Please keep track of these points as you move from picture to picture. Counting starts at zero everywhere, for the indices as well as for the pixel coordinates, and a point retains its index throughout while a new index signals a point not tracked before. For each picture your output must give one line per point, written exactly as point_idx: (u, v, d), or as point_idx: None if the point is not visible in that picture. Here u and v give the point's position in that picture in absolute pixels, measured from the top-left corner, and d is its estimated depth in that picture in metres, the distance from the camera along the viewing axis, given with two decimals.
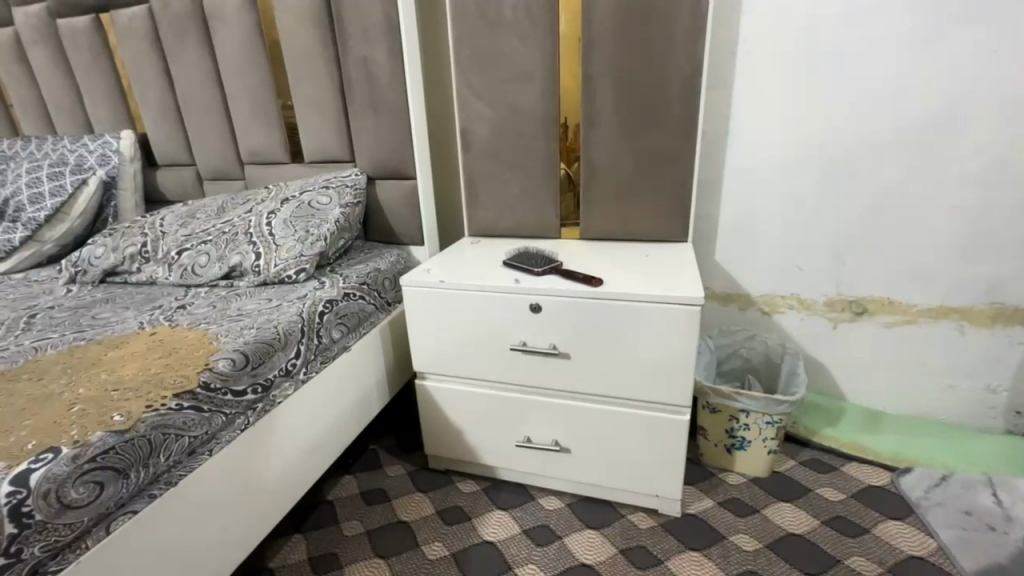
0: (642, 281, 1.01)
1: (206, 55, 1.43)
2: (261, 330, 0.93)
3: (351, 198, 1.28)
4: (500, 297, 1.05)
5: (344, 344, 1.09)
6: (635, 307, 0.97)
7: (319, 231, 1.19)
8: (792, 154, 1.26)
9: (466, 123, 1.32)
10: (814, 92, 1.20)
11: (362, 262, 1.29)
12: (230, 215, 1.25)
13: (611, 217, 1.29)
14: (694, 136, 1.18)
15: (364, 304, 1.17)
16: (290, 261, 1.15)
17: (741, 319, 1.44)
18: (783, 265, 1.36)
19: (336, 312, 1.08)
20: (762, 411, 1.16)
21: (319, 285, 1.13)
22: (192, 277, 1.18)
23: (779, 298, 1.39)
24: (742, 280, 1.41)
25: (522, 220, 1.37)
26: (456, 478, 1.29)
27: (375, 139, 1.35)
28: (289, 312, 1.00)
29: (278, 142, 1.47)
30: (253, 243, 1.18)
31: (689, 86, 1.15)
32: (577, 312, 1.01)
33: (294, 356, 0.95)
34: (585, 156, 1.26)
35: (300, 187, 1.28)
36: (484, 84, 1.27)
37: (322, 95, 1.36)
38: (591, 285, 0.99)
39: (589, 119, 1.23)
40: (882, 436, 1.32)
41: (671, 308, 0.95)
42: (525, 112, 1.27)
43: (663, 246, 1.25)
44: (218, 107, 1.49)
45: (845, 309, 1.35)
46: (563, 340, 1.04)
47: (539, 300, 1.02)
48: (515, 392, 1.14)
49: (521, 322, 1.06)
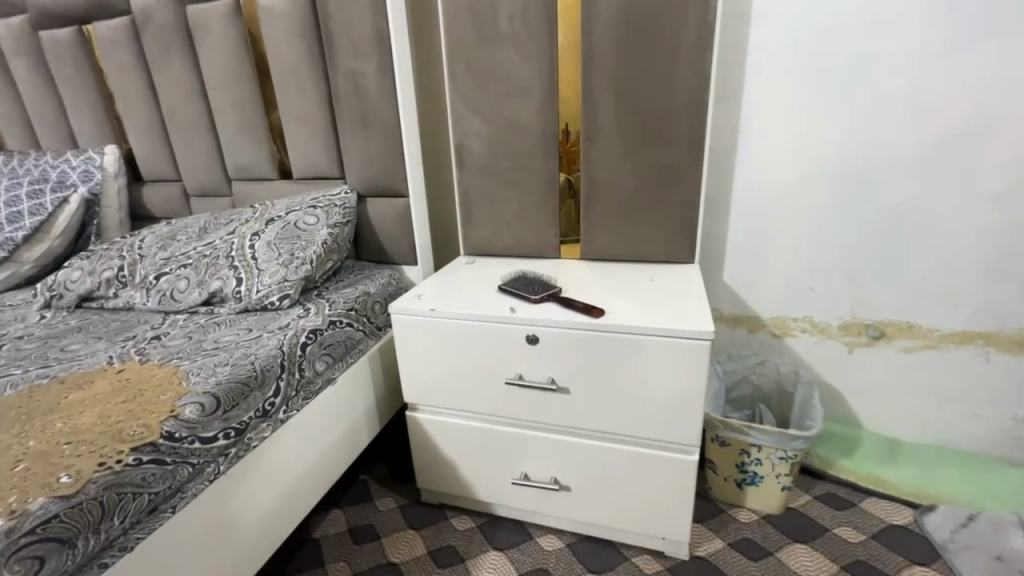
0: (647, 310, 0.94)
1: (190, 68, 1.38)
2: (236, 367, 0.86)
3: (340, 218, 1.24)
4: (494, 327, 0.98)
5: (328, 377, 1.03)
6: (640, 341, 0.89)
7: (306, 255, 1.14)
8: (806, 170, 1.19)
9: (460, 138, 1.26)
10: (831, 106, 1.13)
11: (351, 284, 1.24)
12: (211, 237, 1.19)
13: (613, 237, 1.22)
14: (700, 153, 1.11)
15: (352, 332, 1.11)
16: (273, 286, 1.09)
17: (751, 343, 1.36)
18: (794, 286, 1.28)
19: (320, 342, 1.02)
20: (776, 446, 1.08)
21: (303, 312, 1.07)
22: (170, 303, 1.12)
23: (790, 321, 1.31)
24: (753, 302, 1.33)
25: (520, 240, 1.30)
26: (450, 513, 1.22)
27: (365, 155, 1.29)
28: (269, 345, 0.93)
29: (264, 157, 1.41)
30: (233, 267, 1.12)
31: (697, 100, 1.08)
32: (577, 345, 0.94)
33: (275, 395, 0.90)
34: (585, 174, 1.19)
35: (286, 207, 1.23)
36: (479, 97, 1.21)
37: (309, 110, 1.30)
38: (592, 315, 0.92)
39: (590, 135, 1.16)
40: (902, 468, 1.24)
41: (678, 343, 0.87)
42: (523, 127, 1.21)
43: (669, 269, 1.18)
44: (203, 120, 1.43)
45: (862, 333, 1.27)
46: (562, 375, 0.97)
47: (536, 331, 0.95)
48: (511, 426, 1.07)
49: (517, 353, 0.99)
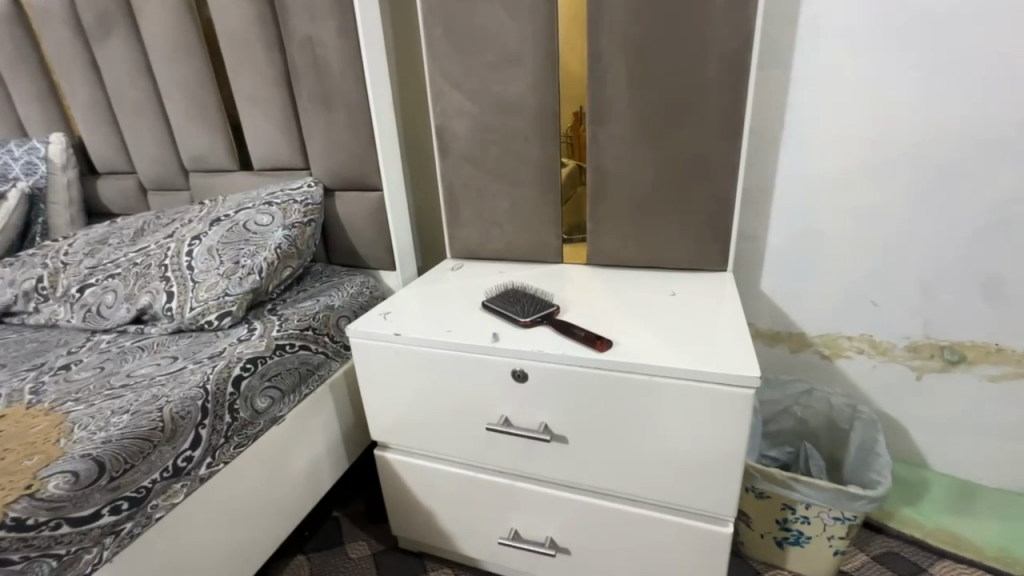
0: (668, 342, 0.72)
1: (132, 43, 1.19)
2: (138, 415, 0.68)
3: (300, 216, 1.04)
4: (473, 359, 0.78)
5: (273, 416, 0.85)
6: (659, 385, 0.68)
7: (253, 262, 0.95)
8: (870, 154, 0.94)
9: (441, 120, 1.04)
10: (908, 70, 0.88)
11: (313, 296, 1.04)
12: (146, 241, 1.00)
13: (627, 239, 1.00)
14: (736, 136, 0.88)
15: (307, 356, 0.92)
16: (211, 302, 0.90)
17: (793, 364, 1.13)
18: (852, 298, 1.04)
19: (262, 374, 0.83)
20: (829, 506, 0.86)
21: (245, 334, 0.89)
22: (96, 321, 0.95)
23: (844, 340, 1.08)
24: (798, 316, 1.10)
25: (514, 242, 1.09)
26: (430, 565, 1.03)
27: (330, 142, 1.09)
28: (189, 382, 0.75)
29: (219, 145, 1.21)
30: (166, 279, 0.93)
31: (732, 66, 0.84)
32: (575, 386, 0.73)
33: (192, 447, 0.71)
34: (593, 162, 0.97)
35: (236, 204, 1.04)
36: (462, 69, 0.99)
37: (264, 88, 1.10)
38: (597, 349, 0.71)
39: (598, 114, 0.93)
40: (981, 521, 1.01)
41: (709, 391, 0.66)
42: (514, 105, 0.98)
43: (694, 279, 0.96)
44: (152, 103, 1.24)
45: (936, 356, 1.03)
46: (558, 421, 0.77)
47: (524, 366, 0.75)
48: (497, 476, 0.87)
49: (502, 391, 0.78)
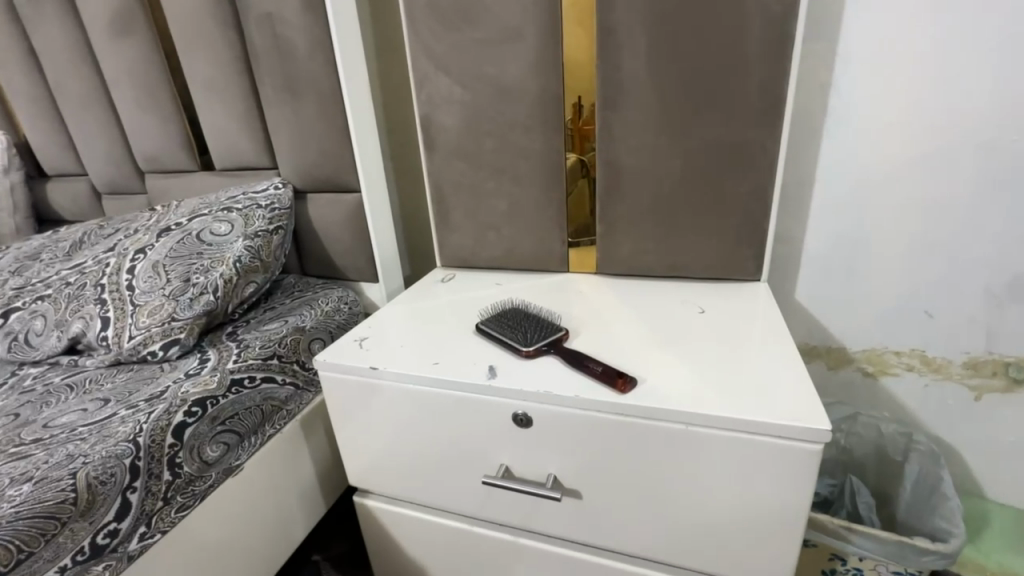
0: (705, 378, 0.59)
1: (73, 26, 1.04)
2: (43, 484, 0.54)
3: (264, 223, 0.90)
4: (465, 399, 0.64)
5: (229, 465, 0.71)
6: (697, 436, 0.54)
7: (207, 280, 0.81)
8: (930, 142, 0.80)
9: (427, 109, 0.90)
10: (982, 42, 0.73)
11: (281, 315, 0.90)
12: (83, 256, 0.86)
13: (644, 246, 0.86)
14: (775, 123, 0.74)
15: (272, 390, 0.78)
16: (154, 329, 0.77)
17: (831, 382, 1.00)
18: (902, 309, 0.91)
19: (212, 417, 0.69)
20: (887, 560, 0.74)
21: (196, 368, 0.75)
22: (21, 352, 0.81)
23: (891, 356, 0.94)
24: (838, 329, 0.96)
25: (513, 248, 0.95)
26: None
27: (299, 137, 0.94)
28: (116, 435, 0.61)
29: (174, 143, 1.07)
30: (102, 302, 0.79)
31: (773, 38, 0.70)
32: (591, 434, 0.59)
33: (117, 518, 0.58)
34: (604, 156, 0.82)
35: (190, 211, 0.90)
36: (448, 48, 0.84)
37: (221, 75, 0.95)
38: (617, 389, 0.57)
39: (611, 98, 0.79)
40: None
41: (763, 445, 0.52)
42: (512, 90, 0.84)
43: (723, 291, 0.82)
44: (98, 95, 1.09)
45: (999, 374, 0.89)
46: (570, 473, 0.63)
47: (528, 409, 0.61)
48: (499, 531, 0.73)
49: (500, 437, 0.65)
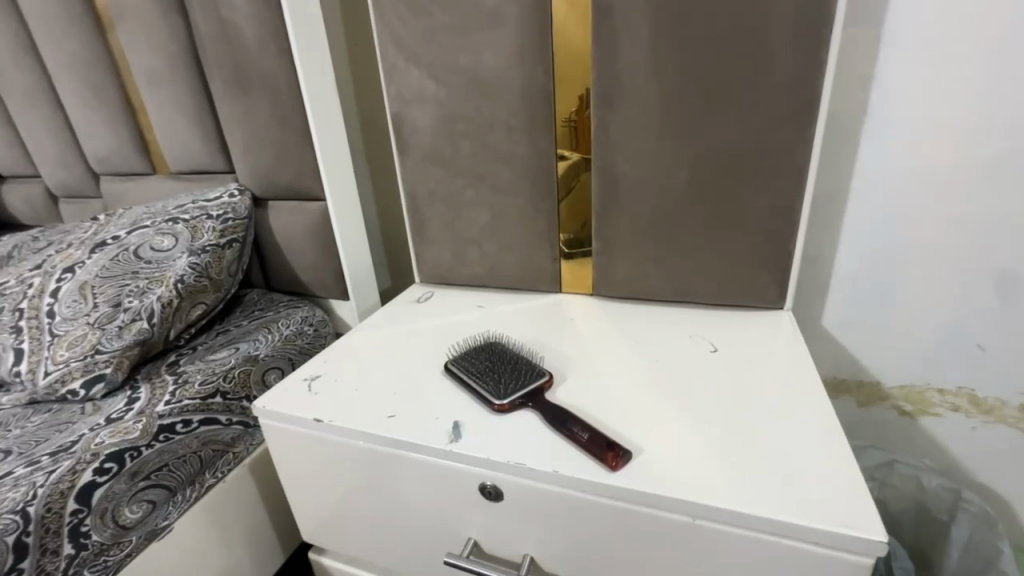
0: (718, 451, 0.47)
1: (10, 14, 0.93)
2: None
3: (214, 235, 0.78)
4: (426, 464, 0.53)
5: (155, 526, 0.60)
6: (707, 532, 0.43)
7: (140, 305, 0.71)
8: (995, 148, 0.67)
9: (397, 107, 0.78)
10: None
11: (233, 342, 0.79)
12: (8, 274, 0.77)
13: (648, 266, 0.74)
14: (806, 127, 0.61)
15: (212, 433, 0.67)
16: (74, 364, 0.67)
17: (861, 420, 0.87)
18: (949, 342, 0.78)
19: (130, 473, 0.59)
20: None
21: (120, 410, 0.65)
22: None
23: (933, 394, 0.81)
24: (871, 362, 0.83)
25: (496, 266, 0.83)
26: None
27: (254, 137, 0.83)
28: (4, 504, 0.52)
29: (124, 143, 0.96)
30: (18, 331, 0.70)
31: (808, 23, 0.57)
32: (576, 516, 0.48)
33: None
34: (602, 163, 0.70)
35: (131, 222, 0.79)
36: (419, 36, 0.72)
37: (166, 67, 0.84)
38: (608, 466, 0.46)
39: (610, 95, 0.66)
40: None
41: (794, 551, 0.41)
42: (492, 84, 0.72)
43: (739, 322, 0.70)
44: (43, 91, 0.99)
45: None
46: (551, 557, 0.51)
47: (500, 483, 0.50)
48: None
49: (468, 509, 0.54)
